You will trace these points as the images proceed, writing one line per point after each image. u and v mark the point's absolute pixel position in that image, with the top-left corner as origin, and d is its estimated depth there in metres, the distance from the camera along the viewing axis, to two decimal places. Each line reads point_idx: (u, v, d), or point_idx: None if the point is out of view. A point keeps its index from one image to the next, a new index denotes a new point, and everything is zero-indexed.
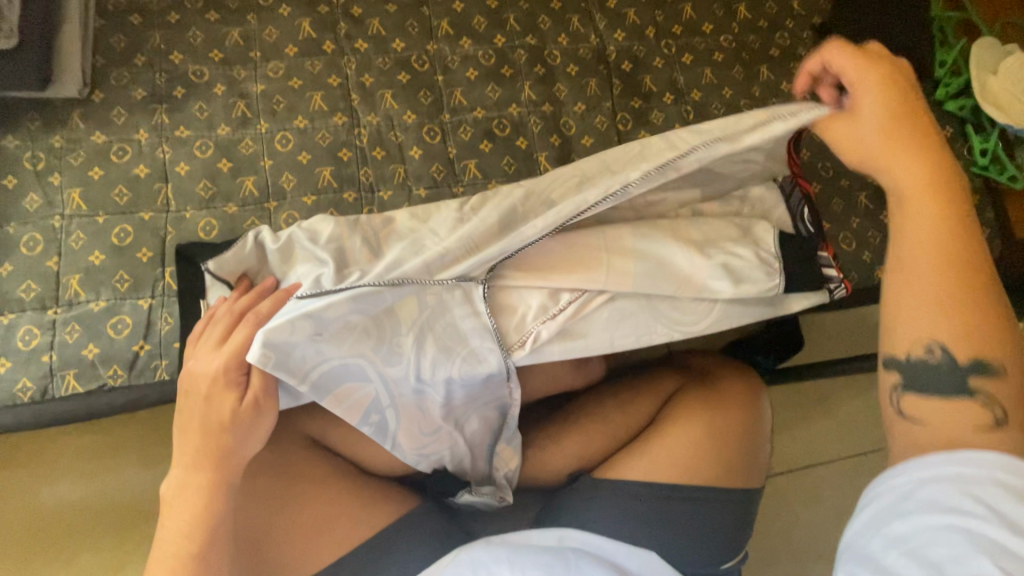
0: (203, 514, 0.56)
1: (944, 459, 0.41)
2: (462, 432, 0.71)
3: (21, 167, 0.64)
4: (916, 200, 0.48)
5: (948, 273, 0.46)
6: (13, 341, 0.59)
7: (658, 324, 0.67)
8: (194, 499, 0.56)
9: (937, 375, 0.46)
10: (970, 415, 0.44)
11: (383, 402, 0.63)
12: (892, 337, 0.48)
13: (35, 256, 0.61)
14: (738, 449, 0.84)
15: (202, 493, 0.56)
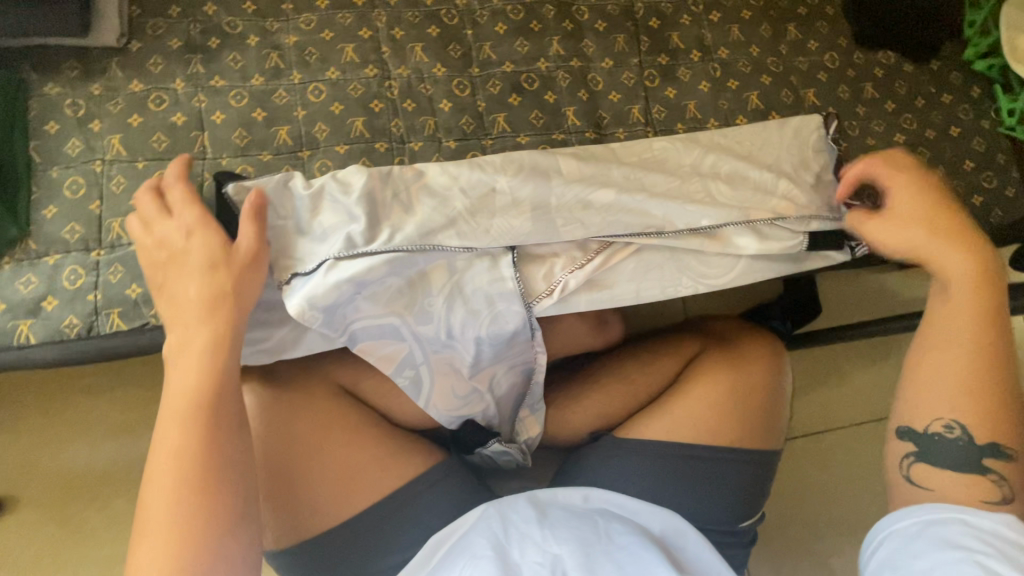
0: (202, 463, 0.51)
1: (950, 508, 0.54)
2: (491, 391, 0.73)
3: (62, 114, 0.65)
4: (947, 287, 0.62)
5: (971, 387, 0.59)
6: (59, 280, 0.61)
7: (684, 277, 0.69)
8: (193, 449, 0.51)
9: (954, 452, 0.59)
10: (981, 476, 0.57)
11: (417, 357, 0.67)
12: (915, 416, 0.61)
13: (78, 199, 0.63)
14: (756, 410, 0.86)
15: (200, 441, 0.52)
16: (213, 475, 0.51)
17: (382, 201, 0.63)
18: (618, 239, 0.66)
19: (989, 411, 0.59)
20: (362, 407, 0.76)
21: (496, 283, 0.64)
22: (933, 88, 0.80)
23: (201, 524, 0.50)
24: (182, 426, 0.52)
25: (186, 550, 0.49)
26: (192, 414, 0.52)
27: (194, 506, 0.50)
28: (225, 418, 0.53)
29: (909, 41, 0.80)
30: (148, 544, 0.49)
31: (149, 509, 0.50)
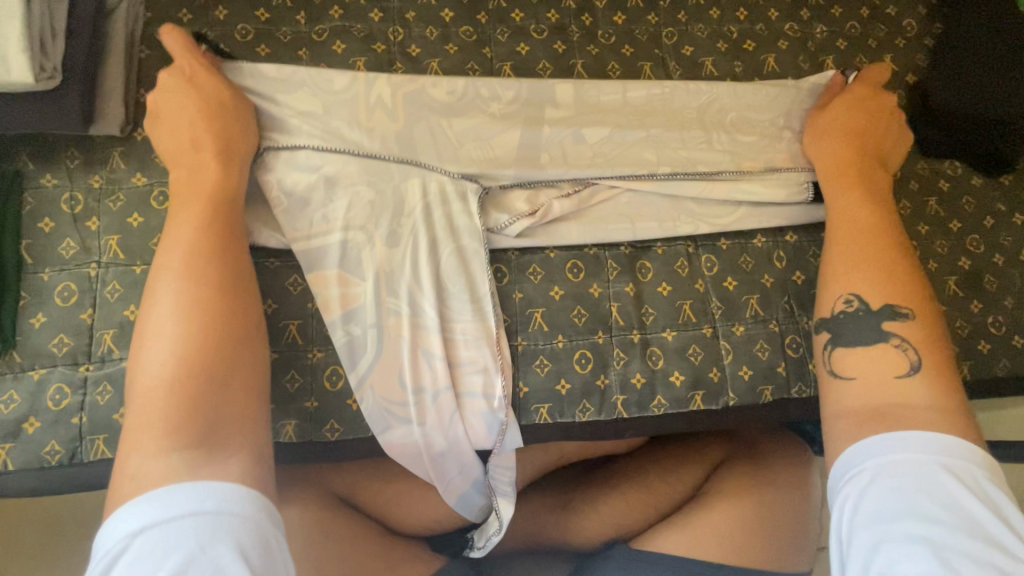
0: (215, 327, 0.51)
1: (898, 445, 0.49)
2: (458, 425, 0.59)
3: (58, 209, 0.61)
4: (833, 181, 0.65)
5: (870, 259, 0.60)
6: (43, 399, 0.56)
7: (683, 219, 0.67)
8: (205, 311, 0.51)
9: (859, 326, 0.58)
10: (886, 345, 0.56)
11: (370, 318, 0.59)
12: (823, 299, 0.61)
13: (69, 307, 0.58)
14: (786, 532, 0.79)
15: (222, 262, 0.53)
16: (230, 339, 0.51)
17: (365, 109, 0.62)
18: (618, 184, 0.66)
19: (888, 279, 0.59)
20: (363, 520, 0.71)
21: (507, 407, 0.60)
22: (1003, 206, 0.73)
23: (210, 388, 0.48)
24: (192, 287, 0.52)
25: (190, 401, 0.47)
26: (197, 279, 0.52)
27: (207, 320, 0.51)
28: (242, 290, 0.54)
29: (978, 153, 0.73)
30: (149, 406, 0.47)
31: (155, 320, 0.51)
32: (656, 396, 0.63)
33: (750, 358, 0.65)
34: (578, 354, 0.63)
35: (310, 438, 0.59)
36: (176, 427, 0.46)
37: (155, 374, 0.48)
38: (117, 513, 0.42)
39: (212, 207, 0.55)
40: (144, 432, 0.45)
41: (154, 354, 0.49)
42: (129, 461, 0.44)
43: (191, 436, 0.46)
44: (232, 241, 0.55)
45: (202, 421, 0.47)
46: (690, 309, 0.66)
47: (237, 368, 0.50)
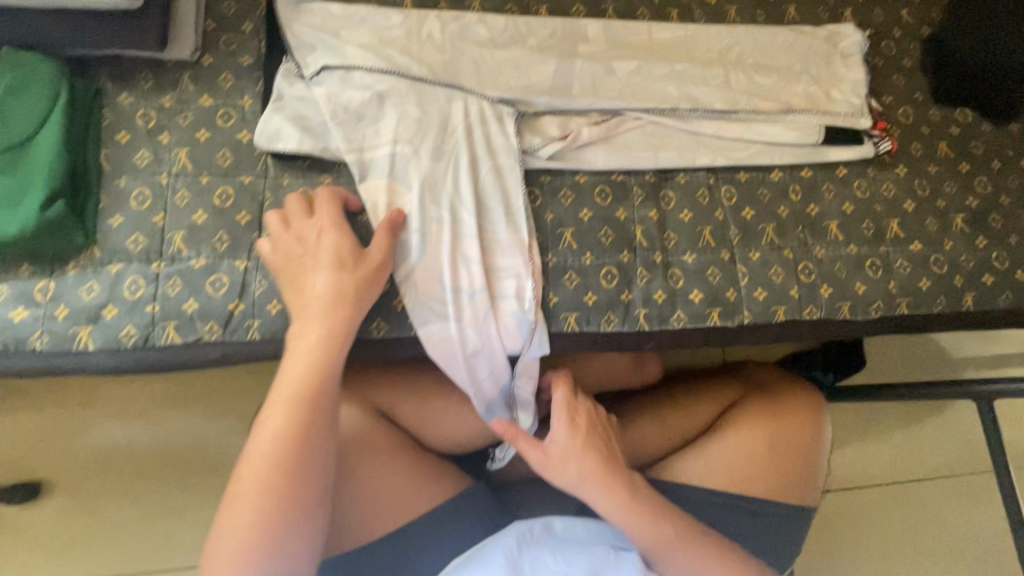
0: (295, 465, 0.54)
1: None
2: (492, 325, 0.64)
3: (133, 124, 0.66)
4: None
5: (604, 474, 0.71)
6: (120, 290, 0.62)
7: (703, 150, 0.72)
8: (303, 423, 0.55)
9: None
10: None
11: (414, 223, 0.64)
12: None
13: (143, 210, 0.64)
14: (792, 466, 0.84)
15: (304, 447, 0.55)
16: (305, 476, 0.55)
17: (417, 41, 0.70)
18: (643, 117, 0.71)
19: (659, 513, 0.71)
20: (397, 431, 0.76)
21: (535, 313, 0.65)
22: (1011, 151, 0.77)
23: (269, 559, 0.52)
24: (295, 414, 0.55)
25: (261, 538, 0.52)
26: (304, 390, 0.56)
27: (285, 496, 0.54)
28: (329, 424, 0.57)
29: (989, 98, 0.76)
30: (231, 539, 0.52)
31: (278, 400, 0.56)
32: (676, 311, 0.68)
33: (765, 281, 0.69)
34: (604, 270, 0.67)
35: (359, 334, 0.65)
36: (246, 551, 0.52)
37: (266, 449, 0.54)
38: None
39: (333, 309, 0.58)
40: (223, 547, 0.52)
41: (257, 438, 0.55)
42: (220, 546, 0.52)
43: (255, 561, 0.51)
44: (341, 351, 0.58)
45: (262, 561, 0.52)
46: (710, 234, 0.70)
47: (299, 535, 0.54)
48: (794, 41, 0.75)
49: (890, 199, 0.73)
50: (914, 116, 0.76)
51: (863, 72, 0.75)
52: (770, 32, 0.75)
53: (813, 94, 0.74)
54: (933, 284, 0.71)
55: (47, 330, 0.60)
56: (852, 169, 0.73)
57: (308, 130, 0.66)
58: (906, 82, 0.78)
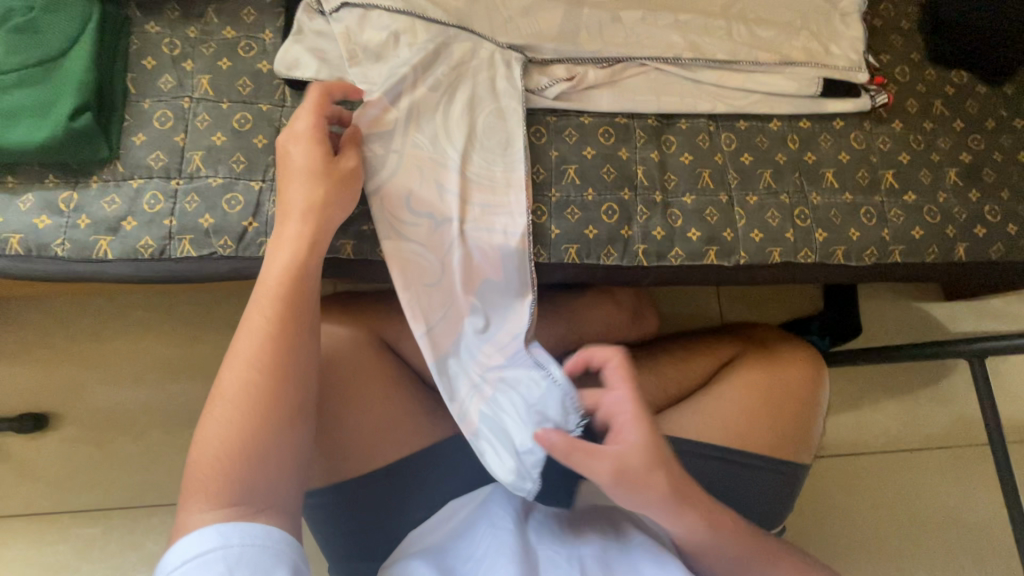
0: (274, 363, 0.55)
1: None
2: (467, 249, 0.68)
3: (159, 51, 0.69)
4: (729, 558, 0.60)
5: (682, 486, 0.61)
6: (140, 204, 0.64)
7: (705, 98, 0.74)
8: (272, 348, 0.56)
9: None
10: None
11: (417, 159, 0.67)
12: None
13: (165, 130, 0.67)
14: (788, 423, 0.85)
15: (282, 344, 0.56)
16: (279, 395, 0.55)
17: None
18: (646, 64, 0.74)
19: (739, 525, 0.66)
20: (399, 364, 0.78)
21: (533, 246, 0.68)
22: (1005, 111, 0.79)
23: (252, 461, 0.53)
24: (273, 316, 0.57)
25: (240, 454, 0.52)
26: (275, 306, 0.57)
27: (264, 394, 0.54)
28: (300, 340, 0.57)
29: (983, 60, 0.79)
30: (217, 439, 0.53)
31: (257, 302, 0.58)
32: (673, 248, 0.70)
33: (762, 223, 0.71)
34: (605, 206, 0.70)
35: (366, 257, 0.67)
36: (222, 481, 0.51)
37: (247, 349, 0.56)
38: (178, 533, 0.50)
39: (300, 229, 0.59)
40: (203, 478, 0.52)
41: (240, 340, 0.56)
42: (194, 480, 0.52)
43: (233, 490, 0.51)
44: (306, 274, 0.59)
45: (239, 484, 0.52)
46: (709, 177, 0.72)
47: (275, 450, 0.54)
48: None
49: (885, 151, 0.75)
50: (910, 76, 0.79)
51: (863, 30, 0.77)
52: None
53: (814, 48, 0.76)
54: (926, 232, 0.73)
55: (69, 237, 0.63)
56: (848, 122, 0.76)
57: (326, 63, 0.69)
58: (903, 44, 0.81)
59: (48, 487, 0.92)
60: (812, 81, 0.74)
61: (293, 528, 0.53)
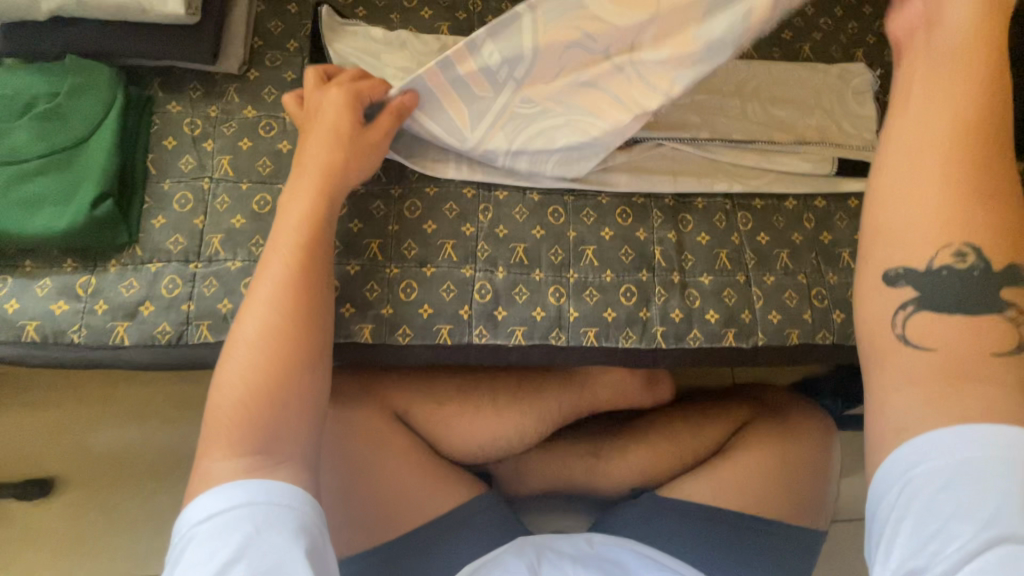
0: (293, 309, 0.58)
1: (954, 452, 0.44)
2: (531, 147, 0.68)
3: (180, 131, 0.70)
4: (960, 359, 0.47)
5: (967, 129, 0.49)
6: (158, 288, 0.64)
7: (721, 177, 0.75)
8: (287, 307, 0.58)
9: (957, 288, 0.48)
10: (992, 317, 0.47)
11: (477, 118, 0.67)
12: (931, 237, 0.49)
13: (185, 212, 0.67)
14: (802, 485, 0.82)
15: (300, 290, 0.58)
16: (298, 349, 0.57)
17: None
18: (664, 143, 0.73)
19: (989, 214, 0.48)
20: (413, 436, 0.77)
21: (552, 329, 0.68)
22: None
23: (272, 406, 0.55)
24: (289, 266, 0.59)
25: (263, 399, 0.54)
26: (294, 256, 0.59)
27: (282, 340, 0.57)
28: (316, 297, 0.59)
29: None
30: (236, 383, 0.55)
31: (275, 249, 0.60)
32: (692, 329, 0.70)
33: (780, 304, 0.71)
34: (624, 288, 0.70)
35: (384, 340, 0.66)
36: (242, 434, 0.53)
37: (265, 297, 0.58)
38: (194, 498, 0.52)
39: (313, 185, 0.62)
40: (221, 432, 0.54)
41: (258, 290, 0.59)
42: (213, 435, 0.54)
43: (254, 440, 0.53)
44: (319, 238, 0.61)
45: (260, 436, 0.53)
46: (726, 257, 0.73)
47: (295, 401, 0.56)
48: (811, 77, 0.79)
49: None
50: None
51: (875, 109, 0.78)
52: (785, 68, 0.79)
53: (828, 126, 0.76)
54: None
55: (86, 323, 0.62)
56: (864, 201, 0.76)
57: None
58: None
59: (52, 553, 0.90)
60: (827, 163, 0.75)
61: (309, 488, 0.54)
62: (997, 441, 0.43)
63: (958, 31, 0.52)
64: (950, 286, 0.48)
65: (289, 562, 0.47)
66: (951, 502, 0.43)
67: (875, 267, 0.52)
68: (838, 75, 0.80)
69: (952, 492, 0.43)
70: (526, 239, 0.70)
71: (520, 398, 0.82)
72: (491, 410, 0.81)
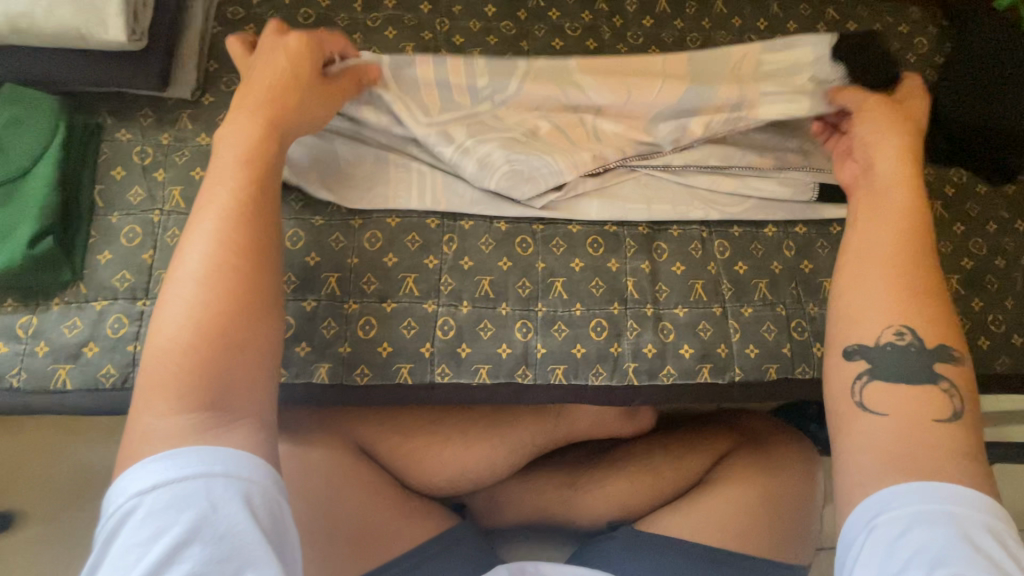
0: (241, 244, 0.53)
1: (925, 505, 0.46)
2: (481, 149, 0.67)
3: (130, 160, 0.67)
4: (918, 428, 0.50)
5: (907, 236, 0.58)
6: (103, 327, 0.61)
7: (696, 203, 0.72)
8: (237, 251, 0.52)
9: (901, 364, 0.53)
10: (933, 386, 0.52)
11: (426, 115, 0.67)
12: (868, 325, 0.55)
13: (133, 247, 0.64)
14: (787, 522, 0.79)
15: (247, 225, 0.53)
16: (252, 297, 0.52)
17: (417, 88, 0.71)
18: (637, 168, 0.71)
19: (930, 309, 0.55)
20: (376, 469, 0.73)
21: (518, 366, 0.65)
22: (1006, 213, 0.76)
23: (228, 350, 0.49)
24: (233, 203, 0.54)
25: (218, 339, 0.49)
26: (241, 188, 0.54)
27: (233, 277, 0.51)
28: (268, 244, 0.54)
29: (983, 160, 0.76)
30: (181, 325, 0.49)
31: (218, 183, 0.55)
32: (665, 365, 0.67)
33: (757, 337, 0.68)
34: (594, 322, 0.67)
35: (342, 380, 0.64)
36: (191, 391, 0.47)
37: (208, 232, 0.52)
38: (132, 468, 0.45)
39: (259, 120, 0.57)
40: (165, 381, 0.47)
41: (200, 226, 0.53)
42: (152, 394, 0.47)
43: (208, 395, 0.47)
44: (267, 178, 0.56)
45: (214, 392, 0.48)
46: (702, 288, 0.69)
47: (251, 356, 0.51)
48: None
49: None
50: None
51: None
52: None
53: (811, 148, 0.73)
54: None
55: (27, 366, 0.60)
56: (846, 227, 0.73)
57: (299, 174, 0.66)
58: None
59: None
60: (808, 188, 0.71)
61: (268, 453, 0.48)
62: (954, 501, 0.46)
63: (893, 175, 0.61)
64: (899, 360, 0.53)
65: (245, 545, 0.42)
66: (913, 547, 0.44)
67: (837, 342, 0.57)
68: None
69: (916, 541, 0.44)
70: (491, 271, 0.67)
71: (491, 431, 0.79)
72: (461, 443, 0.78)
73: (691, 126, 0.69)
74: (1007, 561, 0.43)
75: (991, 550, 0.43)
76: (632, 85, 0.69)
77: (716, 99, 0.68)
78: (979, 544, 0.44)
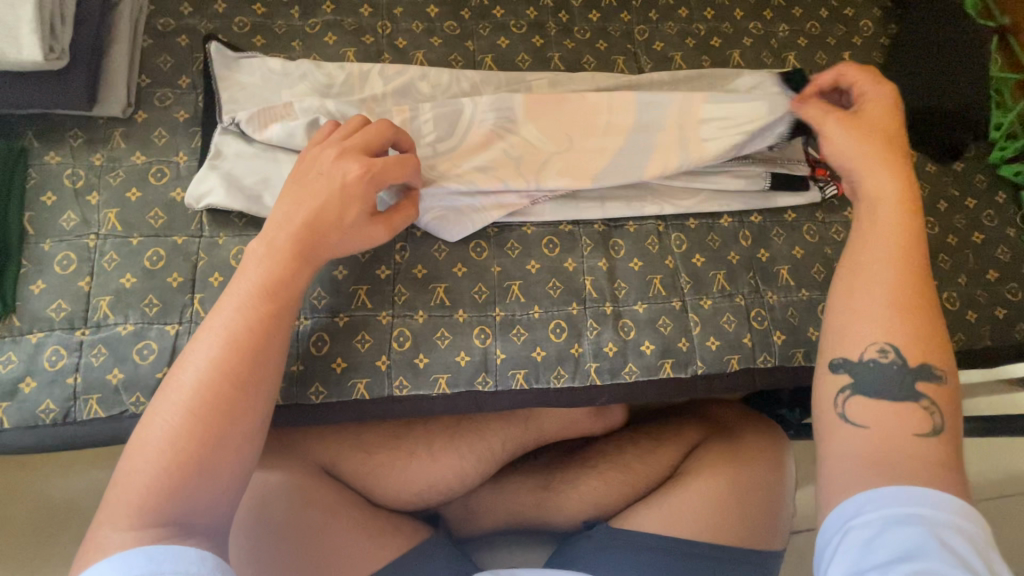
0: (242, 353, 0.51)
1: (910, 512, 0.45)
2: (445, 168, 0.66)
3: (60, 184, 0.64)
4: (902, 444, 0.50)
5: (899, 259, 0.56)
6: (40, 360, 0.59)
7: (650, 197, 0.71)
8: (240, 361, 0.51)
9: (885, 380, 0.53)
10: (916, 405, 0.52)
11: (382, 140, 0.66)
12: (851, 340, 0.55)
13: (68, 275, 0.61)
14: (760, 509, 0.78)
15: (252, 334, 0.52)
16: (237, 409, 0.49)
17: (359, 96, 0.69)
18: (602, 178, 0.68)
19: (919, 328, 0.54)
20: (341, 487, 0.71)
21: (478, 374, 0.64)
22: (956, 191, 0.77)
23: (200, 467, 0.47)
24: (247, 305, 0.52)
25: (192, 454, 0.47)
26: (258, 294, 0.53)
27: (228, 387, 0.50)
28: (264, 352, 0.52)
29: (932, 141, 0.77)
30: (164, 429, 0.48)
31: (239, 281, 0.54)
32: (627, 363, 0.66)
33: (717, 328, 0.68)
34: (553, 324, 0.66)
35: (297, 400, 0.62)
36: (151, 503, 0.45)
37: (214, 333, 0.51)
38: (87, 568, 0.44)
39: (300, 225, 0.55)
40: (128, 491, 0.46)
41: (211, 323, 0.52)
42: (120, 495, 0.46)
43: (165, 514, 0.45)
44: (287, 282, 0.54)
45: (173, 505, 0.46)
46: (660, 283, 0.69)
47: (225, 471, 0.48)
48: (735, 92, 0.76)
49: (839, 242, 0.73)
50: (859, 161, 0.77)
51: None
52: (710, 79, 0.76)
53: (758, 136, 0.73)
54: None
55: None
56: (800, 214, 0.73)
57: (239, 191, 0.64)
58: None
59: None
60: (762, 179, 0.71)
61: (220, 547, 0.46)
62: (931, 504, 0.45)
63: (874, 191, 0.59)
64: (884, 379, 0.53)
65: None
66: (886, 547, 0.44)
67: (825, 354, 0.57)
68: (767, 82, 0.76)
69: (893, 547, 0.44)
70: (446, 278, 0.66)
71: (458, 440, 0.78)
72: (428, 454, 0.77)
73: (646, 170, 0.68)
74: (980, 562, 0.42)
75: (966, 553, 0.43)
76: (575, 135, 0.68)
77: (660, 150, 0.68)
78: (954, 545, 0.43)
